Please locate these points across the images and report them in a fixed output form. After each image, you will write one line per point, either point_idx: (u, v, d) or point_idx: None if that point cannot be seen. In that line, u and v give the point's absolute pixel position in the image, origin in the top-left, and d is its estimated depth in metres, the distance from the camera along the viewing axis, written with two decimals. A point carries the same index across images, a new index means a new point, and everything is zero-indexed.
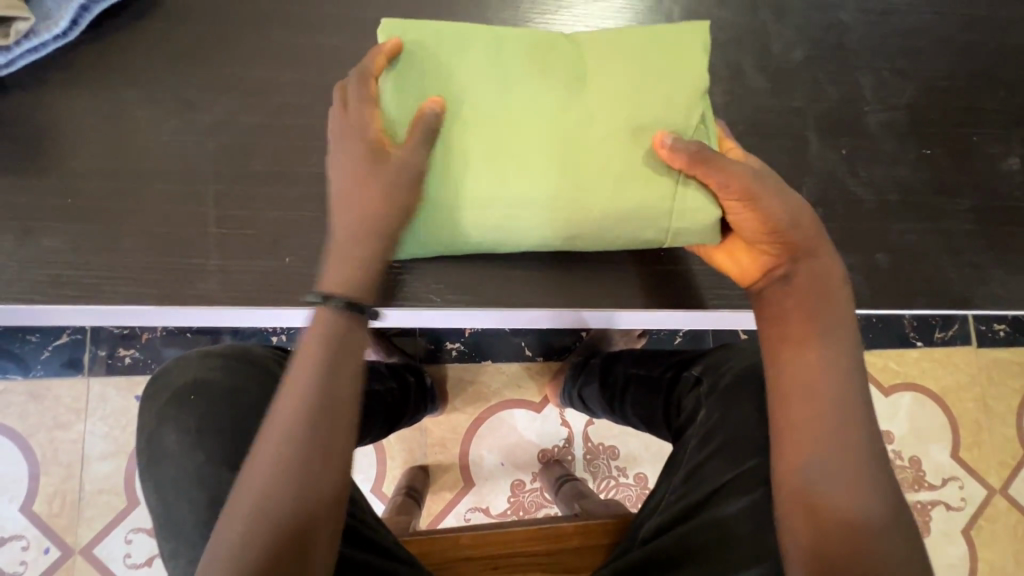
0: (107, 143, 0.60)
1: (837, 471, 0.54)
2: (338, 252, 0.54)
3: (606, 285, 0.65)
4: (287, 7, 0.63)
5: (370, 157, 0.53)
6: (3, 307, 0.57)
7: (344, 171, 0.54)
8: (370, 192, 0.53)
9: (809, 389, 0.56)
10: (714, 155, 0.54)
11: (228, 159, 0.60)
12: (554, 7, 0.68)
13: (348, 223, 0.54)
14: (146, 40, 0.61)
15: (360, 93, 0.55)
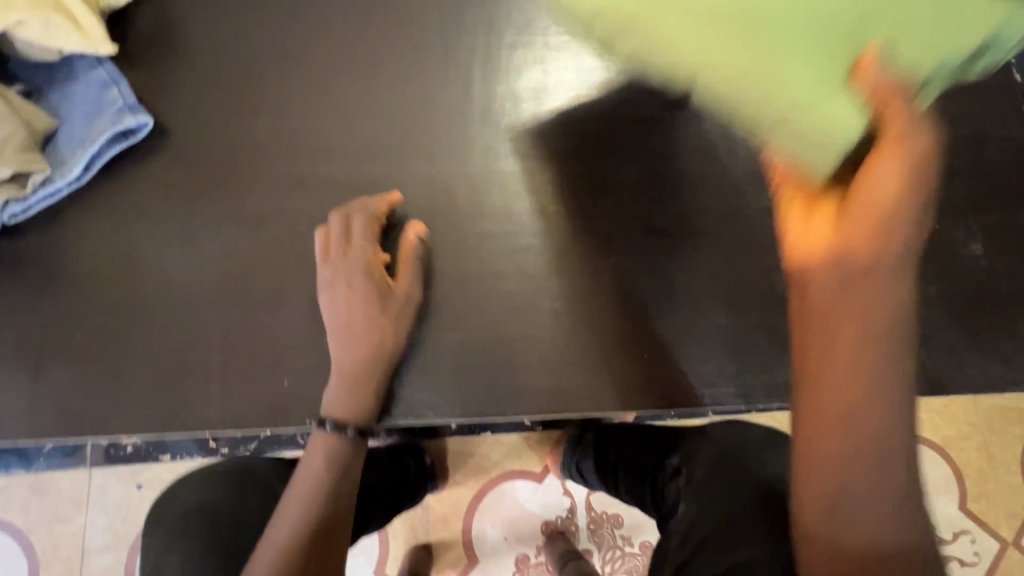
0: (113, 278, 0.63)
1: (861, 508, 0.49)
2: (342, 384, 0.60)
3: (599, 391, 0.66)
4: (282, 141, 0.68)
5: (373, 292, 0.62)
6: (14, 441, 0.60)
7: (344, 309, 0.61)
8: (375, 324, 0.61)
9: (855, 408, 0.49)
10: (901, 95, 0.47)
11: (227, 287, 0.63)
12: (528, 122, 0.71)
13: (360, 354, 0.60)
14: (150, 179, 0.66)
15: (365, 232, 0.64)
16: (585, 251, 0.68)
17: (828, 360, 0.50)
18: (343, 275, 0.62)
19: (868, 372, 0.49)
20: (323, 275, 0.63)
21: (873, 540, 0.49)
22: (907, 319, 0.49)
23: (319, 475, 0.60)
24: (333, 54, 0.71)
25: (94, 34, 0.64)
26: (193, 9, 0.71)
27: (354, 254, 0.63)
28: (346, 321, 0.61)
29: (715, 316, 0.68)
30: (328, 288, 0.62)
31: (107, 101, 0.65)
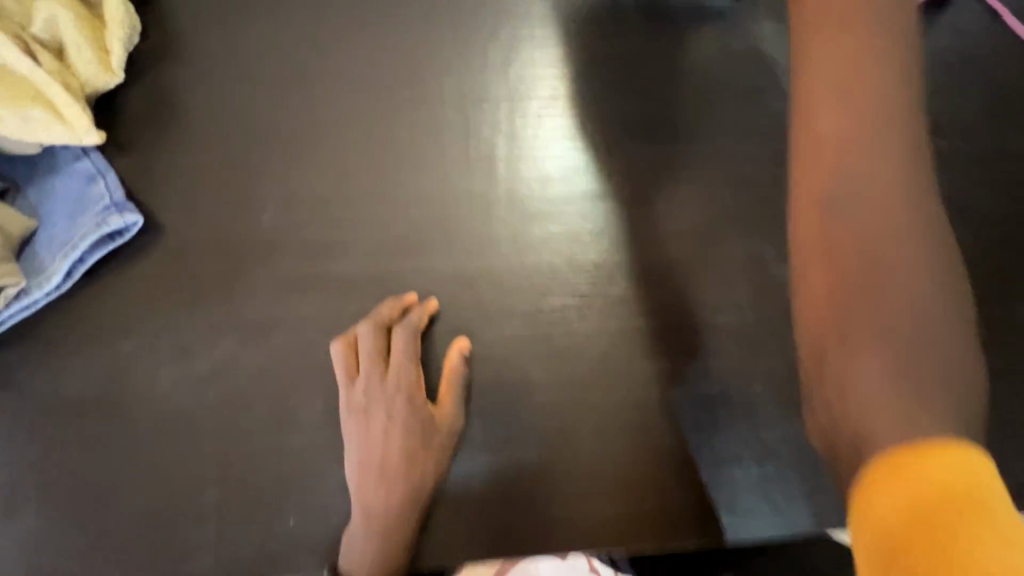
0: (98, 402, 0.56)
1: (868, 257, 0.33)
2: (370, 532, 0.53)
3: (656, 526, 0.56)
4: (288, 236, 0.61)
5: (415, 421, 0.55)
6: None
7: (380, 441, 0.54)
8: (415, 459, 0.54)
9: (850, 112, 0.36)
10: None
11: (227, 410, 0.56)
12: (542, 202, 0.64)
13: (395, 494, 0.53)
14: (137, 284, 0.59)
15: (406, 348, 0.57)
16: (627, 355, 0.60)
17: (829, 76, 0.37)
18: (381, 400, 0.55)
19: (859, 57, 0.37)
20: (355, 400, 0.55)
21: (891, 315, 0.32)
22: (905, 66, 0.37)
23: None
24: (342, 135, 0.65)
25: (78, 124, 0.57)
26: (190, 90, 0.66)
27: (395, 375, 0.56)
28: (381, 455, 0.54)
29: (780, 428, 0.59)
30: (361, 415, 0.54)
31: (91, 198, 0.58)
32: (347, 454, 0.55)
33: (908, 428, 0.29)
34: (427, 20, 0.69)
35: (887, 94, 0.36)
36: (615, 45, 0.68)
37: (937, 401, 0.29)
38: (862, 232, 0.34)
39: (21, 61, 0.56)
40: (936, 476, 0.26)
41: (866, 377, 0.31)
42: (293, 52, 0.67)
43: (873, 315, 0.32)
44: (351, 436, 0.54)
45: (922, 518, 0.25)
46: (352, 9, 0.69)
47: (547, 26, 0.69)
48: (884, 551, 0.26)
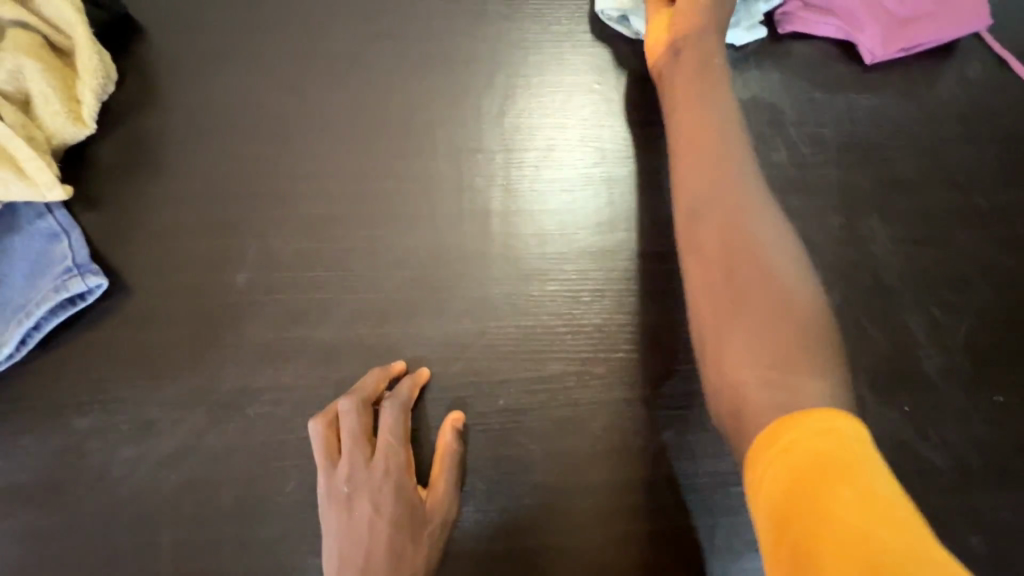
0: (48, 488, 0.50)
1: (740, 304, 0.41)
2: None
3: None
4: (266, 297, 0.57)
5: (404, 509, 0.49)
6: None
7: (364, 534, 0.48)
8: (405, 554, 0.48)
9: (708, 193, 0.46)
10: None
11: (192, 495, 0.51)
12: (537, 261, 0.60)
13: None
14: (99, 354, 0.54)
15: (394, 426, 0.52)
16: (633, 427, 0.55)
17: (691, 123, 0.49)
18: (365, 486, 0.49)
19: (705, 151, 0.47)
20: (337, 485, 0.49)
21: (767, 349, 0.38)
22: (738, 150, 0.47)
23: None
24: (328, 189, 0.61)
25: (40, 180, 0.54)
26: (166, 141, 0.62)
27: (382, 456, 0.50)
28: (365, 551, 0.47)
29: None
30: (344, 504, 0.49)
31: (51, 258, 0.54)
32: (327, 551, 0.48)
33: (780, 392, 0.36)
34: (415, 67, 0.66)
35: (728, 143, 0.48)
36: (609, 94, 0.66)
37: (798, 370, 0.37)
38: (728, 236, 0.44)
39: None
40: (809, 443, 0.32)
41: (743, 352, 0.39)
42: (277, 100, 0.64)
43: (743, 301, 0.41)
44: (332, 529, 0.48)
45: (802, 484, 0.31)
46: (338, 55, 0.66)
47: (543, 73, 0.67)
48: (778, 514, 0.31)
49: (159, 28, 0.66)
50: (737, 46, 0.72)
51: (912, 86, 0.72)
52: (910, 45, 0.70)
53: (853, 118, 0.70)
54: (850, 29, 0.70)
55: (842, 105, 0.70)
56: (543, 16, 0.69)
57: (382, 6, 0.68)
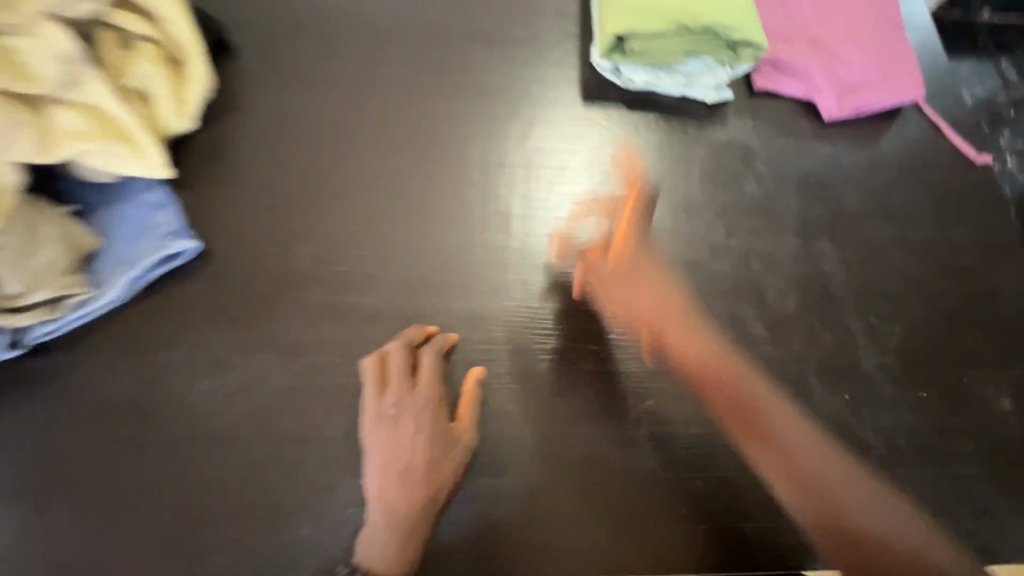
0: (136, 408, 0.61)
1: (836, 501, 0.56)
2: (392, 528, 0.56)
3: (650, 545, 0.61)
4: (324, 269, 0.69)
5: (439, 431, 0.60)
6: None
7: (406, 447, 0.59)
8: (439, 464, 0.59)
9: (756, 425, 0.60)
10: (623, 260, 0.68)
11: (254, 421, 0.61)
12: (550, 258, 0.73)
13: (419, 496, 0.58)
14: (186, 303, 0.65)
15: (433, 367, 0.63)
16: (620, 391, 0.67)
17: (662, 312, 0.65)
18: (408, 411, 0.60)
19: (728, 389, 0.62)
20: (384, 410, 0.60)
21: (866, 524, 0.55)
22: (733, 368, 0.63)
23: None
24: (380, 187, 0.75)
25: (155, 160, 0.66)
26: (250, 139, 0.75)
27: (422, 390, 0.62)
28: (407, 460, 0.59)
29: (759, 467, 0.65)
30: (389, 424, 0.60)
31: (154, 223, 0.66)
32: (372, 458, 0.59)
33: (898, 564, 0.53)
34: (456, 94, 0.81)
35: (733, 375, 0.62)
36: (612, 132, 0.82)
37: (894, 537, 0.54)
38: (786, 450, 0.59)
39: (109, 102, 0.63)
40: None
41: (857, 545, 0.55)
42: (342, 113, 0.78)
43: (773, 442, 0.59)
44: (378, 441, 0.59)
45: None
46: (395, 81, 0.81)
47: (560, 112, 0.82)
48: None
49: (249, 48, 0.81)
50: (708, 103, 0.85)
51: (862, 141, 0.87)
52: (859, 108, 0.86)
53: (812, 161, 0.85)
54: (810, 91, 0.87)
55: (804, 150, 0.85)
56: (561, 66, 0.85)
57: (431, 44, 0.84)
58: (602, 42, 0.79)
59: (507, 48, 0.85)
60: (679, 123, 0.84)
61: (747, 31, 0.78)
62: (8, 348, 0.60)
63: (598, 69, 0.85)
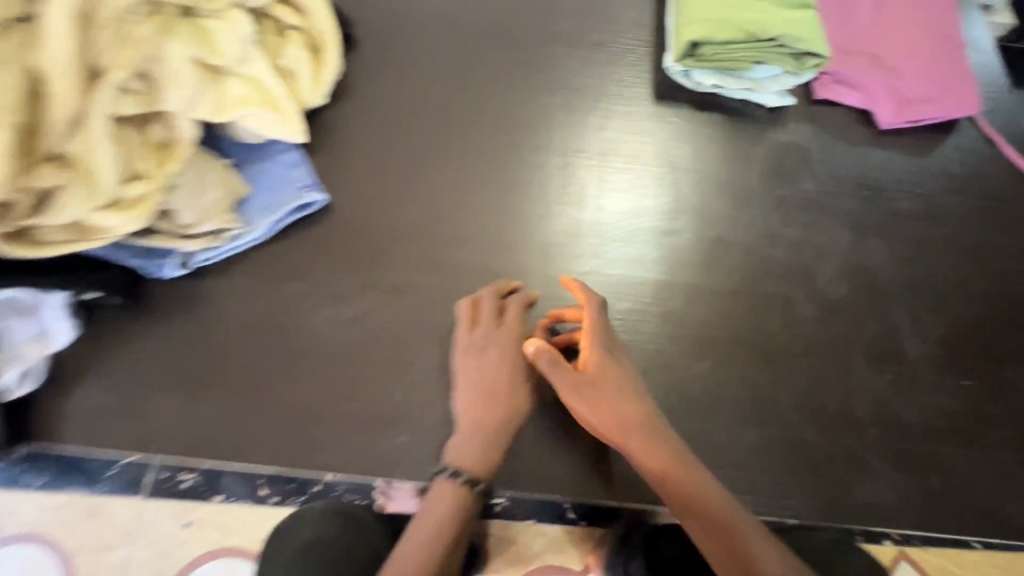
0: (270, 325, 0.73)
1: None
2: (479, 438, 0.67)
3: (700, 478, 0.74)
4: (428, 227, 0.81)
5: (519, 364, 0.70)
6: (168, 461, 0.68)
7: (491, 374, 0.69)
8: (518, 391, 0.69)
9: (705, 514, 0.62)
10: (585, 380, 0.68)
11: (365, 345, 0.73)
12: (615, 239, 0.84)
13: (501, 414, 0.68)
14: (313, 245, 0.78)
15: (515, 311, 0.74)
16: (677, 351, 0.78)
17: (624, 423, 0.66)
18: (494, 345, 0.71)
19: (674, 480, 0.64)
20: (473, 341, 0.71)
21: None
22: (680, 457, 0.65)
23: (449, 509, 0.64)
24: (475, 163, 0.86)
25: (294, 126, 0.78)
26: (367, 116, 0.88)
27: (506, 329, 0.72)
28: (492, 385, 0.69)
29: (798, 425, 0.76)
30: (476, 353, 0.70)
31: (291, 177, 0.79)
32: (460, 380, 0.70)
33: None
34: (541, 89, 0.92)
35: (679, 466, 0.65)
36: (679, 130, 0.92)
37: None
38: (729, 536, 0.61)
39: (267, 77, 0.76)
40: None
41: None
42: (445, 99, 0.90)
43: (715, 526, 0.61)
44: (468, 367, 0.70)
45: None
46: (490, 74, 0.93)
47: (632, 108, 0.93)
48: None
49: (366, 38, 0.93)
50: (770, 107, 0.94)
51: (917, 149, 0.93)
52: (916, 119, 0.92)
53: (869, 165, 0.91)
54: (867, 102, 0.93)
55: (861, 153, 0.92)
56: (636, 69, 0.95)
57: (524, 44, 0.95)
58: (677, 48, 0.88)
59: (587, 51, 0.96)
60: (743, 124, 0.93)
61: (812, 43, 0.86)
62: (177, 268, 0.73)
63: (670, 73, 0.93)
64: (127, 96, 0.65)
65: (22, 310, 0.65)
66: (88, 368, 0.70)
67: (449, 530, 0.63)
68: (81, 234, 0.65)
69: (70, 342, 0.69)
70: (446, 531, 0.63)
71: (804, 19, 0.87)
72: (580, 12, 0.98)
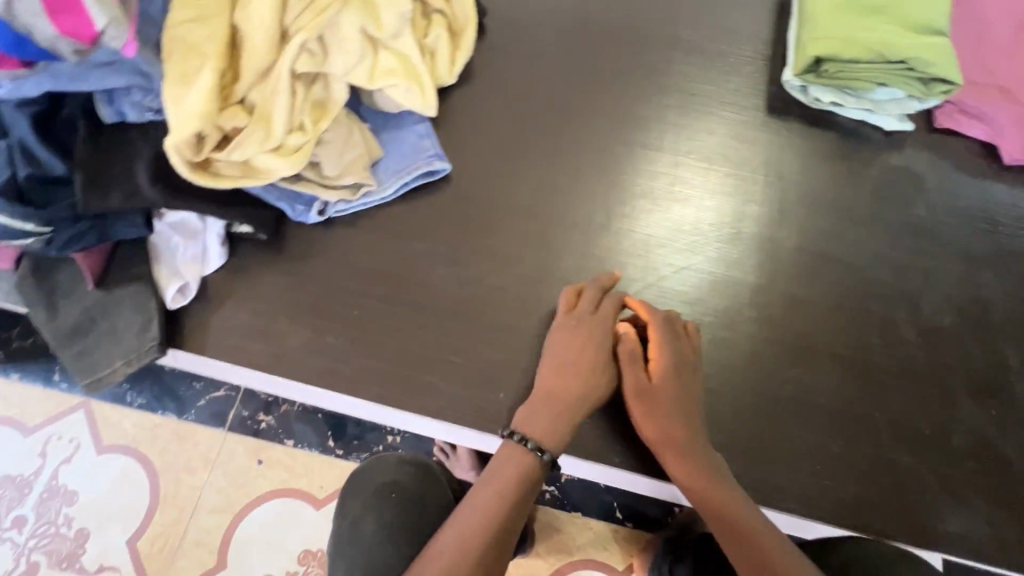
0: (391, 276, 0.80)
1: None
2: (558, 410, 0.71)
3: (781, 482, 0.74)
4: (539, 206, 0.86)
5: (605, 352, 0.73)
6: (295, 385, 0.77)
7: (576, 355, 0.73)
8: (598, 376, 0.72)
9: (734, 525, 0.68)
10: (646, 386, 0.73)
11: (473, 307, 0.79)
12: (714, 242, 0.85)
13: (580, 392, 0.72)
14: (433, 210, 0.85)
15: (609, 302, 0.76)
16: (769, 356, 0.79)
17: (667, 437, 0.71)
18: (584, 329, 0.74)
19: (710, 491, 0.69)
20: (568, 322, 0.75)
21: None
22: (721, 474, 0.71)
23: (512, 477, 0.70)
24: (586, 153, 0.90)
25: (428, 100, 0.84)
26: (491, 96, 0.94)
27: (598, 316, 0.75)
28: (576, 365, 0.72)
29: (887, 444, 0.75)
30: (568, 334, 0.74)
31: (420, 146, 0.86)
32: (549, 356, 0.74)
33: None
34: (655, 91, 0.96)
35: (718, 480, 0.70)
36: (789, 143, 0.93)
37: None
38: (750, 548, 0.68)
39: (410, 50, 0.82)
40: None
41: None
42: (564, 90, 0.95)
43: (742, 537, 0.68)
44: (557, 345, 0.74)
45: None
46: (608, 71, 0.97)
47: (744, 118, 0.94)
48: None
49: (495, 25, 0.99)
50: (887, 131, 0.93)
51: None
52: None
53: (988, 198, 0.90)
54: (994, 135, 0.91)
55: (981, 185, 0.90)
56: (752, 80, 0.97)
57: (643, 46, 0.99)
58: (798, 64, 0.90)
59: (704, 58, 0.99)
60: (858, 144, 0.93)
61: (943, 71, 0.84)
62: (314, 216, 0.81)
63: (787, 87, 0.95)
64: (305, 54, 0.73)
65: (188, 233, 0.76)
66: (231, 290, 0.78)
67: (510, 494, 0.69)
68: (248, 172, 0.74)
69: (218, 267, 0.79)
70: (508, 495, 0.69)
71: (938, 44, 0.85)
72: (700, 21, 1.01)
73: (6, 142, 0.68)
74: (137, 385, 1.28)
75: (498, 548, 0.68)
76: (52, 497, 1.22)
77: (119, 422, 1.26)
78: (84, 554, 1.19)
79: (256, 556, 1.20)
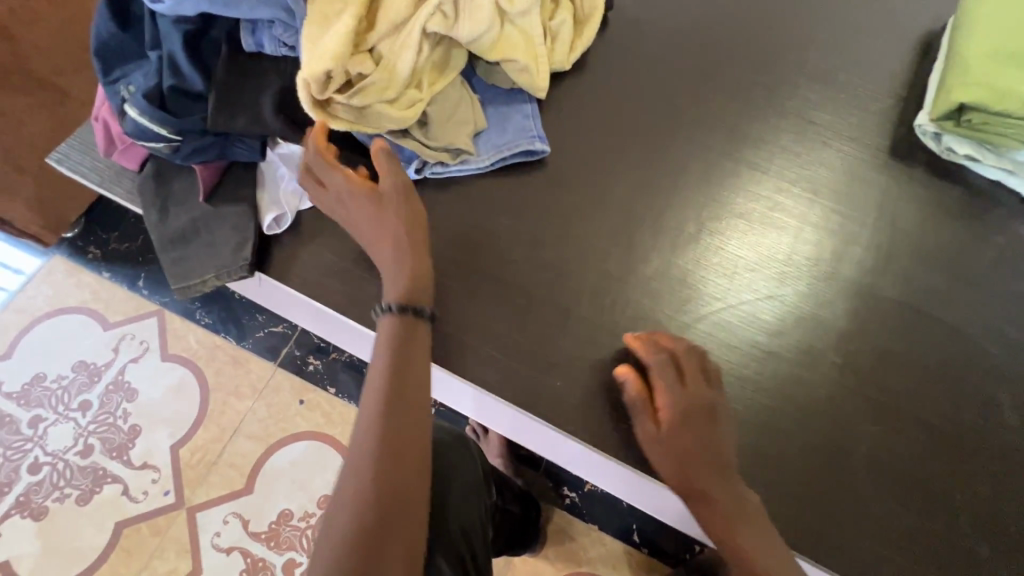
0: (473, 245, 0.81)
1: None
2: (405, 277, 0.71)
3: (834, 540, 0.69)
4: (629, 205, 0.85)
5: (385, 199, 0.72)
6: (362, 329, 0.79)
7: (377, 216, 0.72)
8: (403, 223, 0.72)
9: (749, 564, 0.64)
10: (664, 436, 0.68)
11: (546, 291, 0.79)
12: (808, 275, 0.81)
13: (394, 242, 0.71)
14: (524, 189, 0.85)
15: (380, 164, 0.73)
16: (845, 406, 0.74)
17: (689, 483, 0.67)
18: (344, 189, 0.72)
19: (731, 523, 0.65)
20: (360, 198, 0.72)
21: None
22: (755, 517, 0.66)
23: (384, 380, 0.64)
24: (686, 161, 0.88)
25: (541, 80, 0.84)
26: (601, 89, 0.93)
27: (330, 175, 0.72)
28: (374, 226, 0.72)
29: (960, 527, 0.69)
30: (347, 202, 0.73)
31: (524, 125, 0.86)
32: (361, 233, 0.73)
33: None
34: (770, 110, 0.92)
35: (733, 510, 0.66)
36: (908, 188, 0.87)
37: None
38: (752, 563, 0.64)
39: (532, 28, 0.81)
40: None
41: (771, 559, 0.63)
42: (676, 95, 0.93)
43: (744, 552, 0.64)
44: (365, 218, 0.72)
45: None
46: (725, 83, 0.94)
47: (863, 156, 0.89)
48: None
49: (619, 22, 0.98)
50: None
51: None
52: None
53: None
54: None
55: None
56: (880, 117, 0.91)
57: (767, 64, 0.95)
58: (937, 107, 0.82)
59: (830, 86, 0.93)
60: (990, 204, 0.85)
61: None
62: (413, 173, 0.83)
63: (918, 133, 0.88)
64: (437, 15, 0.73)
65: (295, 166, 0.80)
66: (321, 228, 0.81)
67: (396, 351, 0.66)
68: (361, 119, 0.76)
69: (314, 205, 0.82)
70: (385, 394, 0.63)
71: None
72: (834, 49, 0.96)
73: (158, 53, 0.74)
74: (207, 305, 1.36)
75: (397, 434, 0.62)
76: (115, 390, 1.30)
77: (185, 335, 1.34)
78: (132, 449, 1.26)
79: (281, 489, 1.25)
